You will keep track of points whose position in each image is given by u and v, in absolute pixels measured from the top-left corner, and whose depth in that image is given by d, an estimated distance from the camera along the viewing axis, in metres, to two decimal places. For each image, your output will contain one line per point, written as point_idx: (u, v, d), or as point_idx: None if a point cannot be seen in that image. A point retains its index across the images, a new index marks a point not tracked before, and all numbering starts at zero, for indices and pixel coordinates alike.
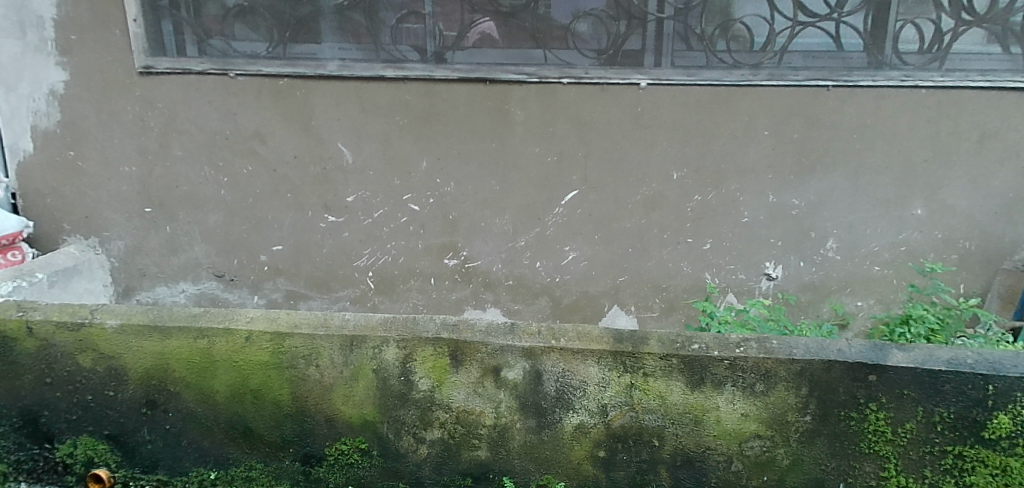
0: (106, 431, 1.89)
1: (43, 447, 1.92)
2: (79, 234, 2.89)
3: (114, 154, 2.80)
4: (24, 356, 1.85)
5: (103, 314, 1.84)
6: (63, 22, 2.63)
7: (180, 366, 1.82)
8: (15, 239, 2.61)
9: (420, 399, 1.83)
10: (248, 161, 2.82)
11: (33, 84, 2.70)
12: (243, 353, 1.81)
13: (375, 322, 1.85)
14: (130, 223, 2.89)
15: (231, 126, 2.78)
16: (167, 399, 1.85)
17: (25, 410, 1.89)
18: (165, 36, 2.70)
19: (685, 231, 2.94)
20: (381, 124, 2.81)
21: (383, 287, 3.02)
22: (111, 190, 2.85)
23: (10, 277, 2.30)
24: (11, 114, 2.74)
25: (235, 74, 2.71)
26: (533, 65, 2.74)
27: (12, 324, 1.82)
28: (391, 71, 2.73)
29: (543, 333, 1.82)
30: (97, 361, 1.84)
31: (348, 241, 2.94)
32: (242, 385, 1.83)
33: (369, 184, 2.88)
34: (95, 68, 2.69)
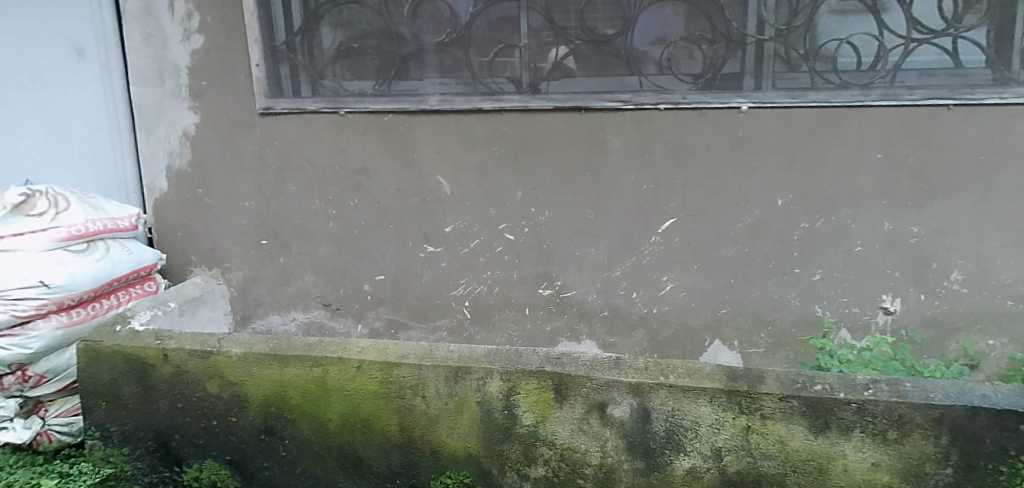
0: (229, 456, 1.98)
1: (173, 470, 2.03)
2: (204, 265, 3.08)
3: (235, 190, 2.98)
4: (160, 382, 1.96)
5: (228, 343, 1.94)
6: (196, 70, 2.85)
7: (296, 394, 1.89)
8: (151, 270, 2.70)
9: (524, 434, 1.80)
10: (354, 194, 2.94)
11: (169, 127, 2.93)
12: (354, 382, 1.85)
13: (479, 354, 1.85)
14: (247, 255, 3.05)
15: (340, 161, 2.91)
16: (283, 426, 1.92)
17: (159, 434, 2.00)
18: (283, 79, 2.87)
19: (792, 261, 2.79)
20: (479, 155, 2.85)
21: (478, 317, 3.03)
22: (232, 224, 3.02)
23: (148, 305, 2.42)
24: (150, 155, 2.97)
25: (345, 111, 2.85)
26: (629, 93, 2.72)
27: (151, 352, 1.95)
28: (489, 103, 2.78)
29: (650, 368, 1.77)
30: (222, 388, 1.93)
31: (447, 271, 2.99)
32: (352, 414, 1.87)
33: (466, 214, 2.92)
34: (221, 110, 2.89)
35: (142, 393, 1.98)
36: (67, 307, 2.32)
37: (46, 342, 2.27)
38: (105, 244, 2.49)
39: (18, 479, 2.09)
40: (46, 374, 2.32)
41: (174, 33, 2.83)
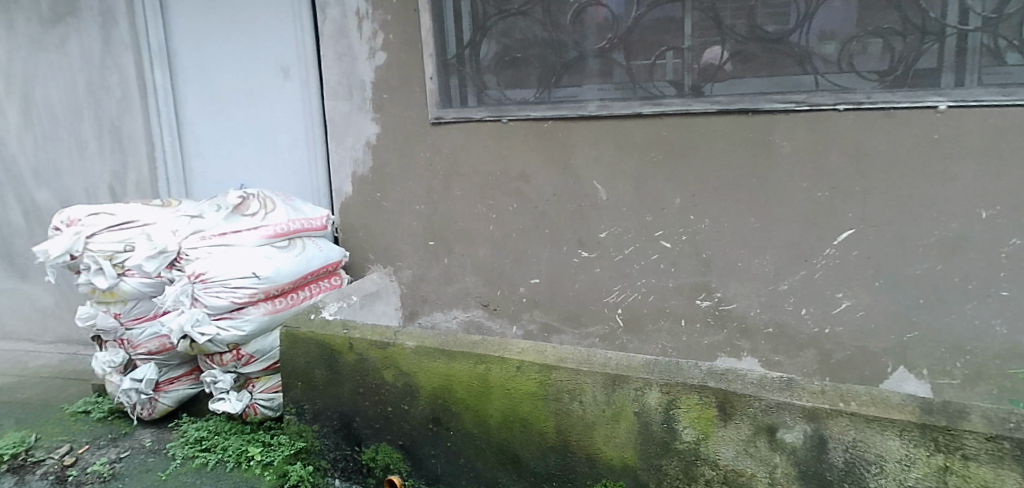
0: (401, 441, 2.13)
1: (353, 449, 2.23)
2: (379, 263, 3.33)
3: (408, 194, 3.20)
4: (345, 367, 2.17)
5: (403, 336, 2.09)
6: (378, 83, 3.11)
7: (460, 389, 1.99)
8: (336, 267, 3.00)
9: (684, 451, 1.74)
10: (513, 199, 3.03)
11: (355, 138, 3.22)
12: (514, 382, 1.91)
13: (638, 363, 1.83)
14: (416, 255, 3.26)
15: (501, 167, 3.02)
16: (449, 418, 2.03)
17: (343, 414, 2.21)
18: (451, 90, 3.04)
19: (998, 281, 2.44)
20: (637, 161, 2.81)
21: (631, 326, 2.99)
22: (404, 225, 3.24)
23: (336, 298, 2.69)
24: (338, 163, 3.28)
25: (508, 119, 2.95)
26: (802, 93, 2.54)
27: (338, 339, 2.15)
28: (649, 107, 2.75)
29: (827, 393, 1.64)
30: (396, 377, 2.08)
31: (601, 277, 2.98)
32: (512, 413, 1.93)
33: (622, 220, 2.89)
34: (397, 119, 3.13)
35: (331, 376, 2.20)
36: (272, 296, 2.61)
37: (255, 326, 2.55)
38: (302, 241, 2.80)
39: (231, 444, 2.51)
40: (254, 353, 2.60)
41: (361, 51, 3.11)
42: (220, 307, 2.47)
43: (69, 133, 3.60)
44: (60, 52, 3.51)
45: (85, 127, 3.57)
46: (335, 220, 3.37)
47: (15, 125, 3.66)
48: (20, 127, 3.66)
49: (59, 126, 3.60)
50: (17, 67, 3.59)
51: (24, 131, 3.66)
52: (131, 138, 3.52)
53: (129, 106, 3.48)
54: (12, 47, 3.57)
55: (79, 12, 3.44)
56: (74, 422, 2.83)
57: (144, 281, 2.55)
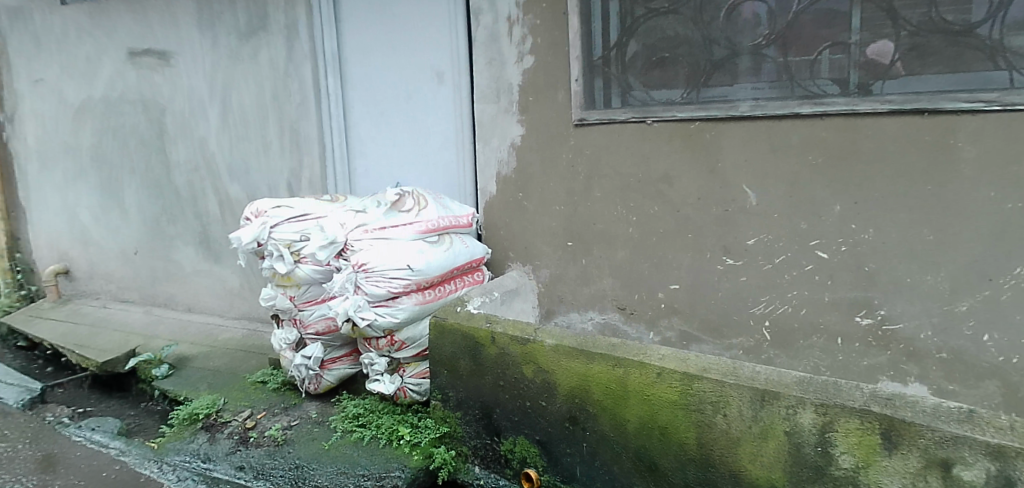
0: (538, 436, 2.18)
1: (493, 439, 2.32)
2: (519, 261, 3.42)
3: (549, 194, 3.25)
4: (488, 359, 2.26)
5: (543, 333, 2.14)
6: (525, 86, 3.20)
7: (598, 391, 2.00)
8: (479, 263, 3.11)
9: (840, 478, 1.62)
10: (656, 202, 2.98)
11: (501, 139, 3.33)
12: (654, 388, 1.89)
13: (789, 380, 1.74)
14: (555, 255, 3.30)
15: (644, 169, 2.97)
16: (586, 418, 2.05)
17: (484, 404, 2.30)
18: (596, 91, 3.04)
19: None
20: (792, 165, 2.65)
21: (779, 339, 2.82)
22: (544, 225, 3.30)
23: (479, 294, 2.80)
24: (484, 163, 3.41)
25: (652, 120, 2.90)
26: (994, 90, 2.26)
27: (482, 332, 2.25)
28: (808, 107, 2.57)
29: (1018, 430, 1.45)
30: (535, 373, 2.14)
31: (747, 286, 2.84)
32: (651, 420, 1.91)
33: (773, 227, 2.74)
34: (542, 121, 3.19)
35: (474, 366, 2.30)
36: (423, 287, 2.78)
37: (407, 314, 2.73)
38: (450, 237, 2.96)
39: (383, 423, 2.74)
40: (406, 340, 2.78)
41: (510, 54, 3.21)
42: (378, 295, 2.67)
43: (256, 134, 4.06)
44: (252, 62, 3.97)
45: (269, 129, 4.01)
46: (479, 218, 3.50)
47: (215, 127, 4.20)
48: (218, 128, 4.19)
49: (249, 128, 4.07)
50: (218, 76, 4.11)
51: (221, 132, 4.18)
52: (306, 139, 3.90)
53: (305, 110, 3.86)
54: (215, 58, 4.10)
55: (268, 26, 3.87)
56: (253, 390, 3.21)
57: (316, 268, 2.83)
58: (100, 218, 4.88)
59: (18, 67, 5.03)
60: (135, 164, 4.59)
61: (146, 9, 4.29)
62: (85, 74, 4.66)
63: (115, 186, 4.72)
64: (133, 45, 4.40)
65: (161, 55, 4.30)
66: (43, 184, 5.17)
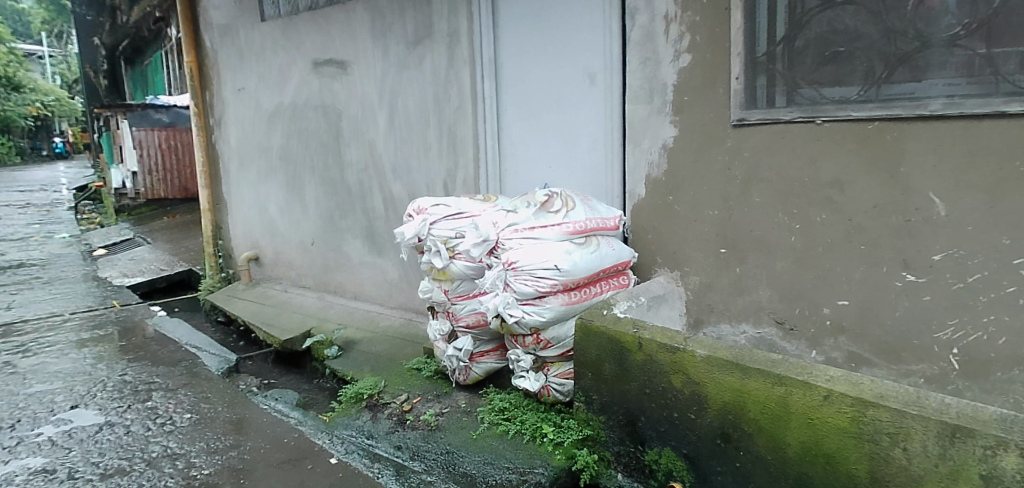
0: (685, 450, 2.18)
1: (637, 448, 2.34)
2: (667, 267, 3.31)
3: (702, 199, 3.12)
4: (634, 366, 2.29)
5: (694, 343, 2.14)
6: (680, 86, 3.11)
7: (755, 408, 1.95)
8: (625, 267, 3.07)
9: None
10: (823, 209, 2.75)
11: (653, 140, 3.26)
12: (820, 412, 1.81)
13: (985, 417, 1.58)
14: (706, 262, 3.16)
15: (811, 174, 2.76)
16: (740, 437, 2.01)
17: (628, 412, 2.33)
18: (758, 90, 2.87)
19: None
20: (994, 171, 2.33)
21: (969, 370, 2.49)
22: (695, 231, 3.18)
23: (625, 298, 2.76)
24: (634, 165, 3.35)
25: (822, 120, 2.69)
26: None
27: (629, 338, 2.28)
28: (1017, 104, 2.24)
29: None
30: (685, 384, 2.13)
31: (931, 306, 2.54)
32: (815, 446, 1.82)
33: (966, 241, 2.43)
34: (697, 122, 3.08)
35: (619, 372, 2.34)
36: (570, 288, 2.80)
37: (554, 314, 2.76)
38: (597, 239, 2.95)
39: (528, 419, 2.81)
40: (552, 340, 2.81)
41: (666, 54, 3.14)
42: (526, 293, 2.72)
43: (418, 137, 4.33)
44: (417, 69, 4.24)
45: (430, 132, 4.25)
46: (626, 221, 3.44)
47: (382, 130, 4.53)
48: (385, 131, 4.52)
49: (412, 130, 4.35)
50: (387, 83, 4.44)
51: (388, 134, 4.51)
52: (462, 142, 4.08)
53: (463, 113, 4.04)
54: (385, 66, 4.43)
55: (433, 35, 4.10)
56: (409, 376, 3.43)
57: (469, 264, 2.99)
58: (285, 212, 5.47)
59: (225, 78, 5.79)
60: (314, 164, 5.09)
61: (328, 23, 4.74)
62: (277, 83, 5.26)
63: (298, 183, 5.27)
64: (317, 56, 4.88)
65: (340, 64, 4.73)
66: (240, 180, 5.90)
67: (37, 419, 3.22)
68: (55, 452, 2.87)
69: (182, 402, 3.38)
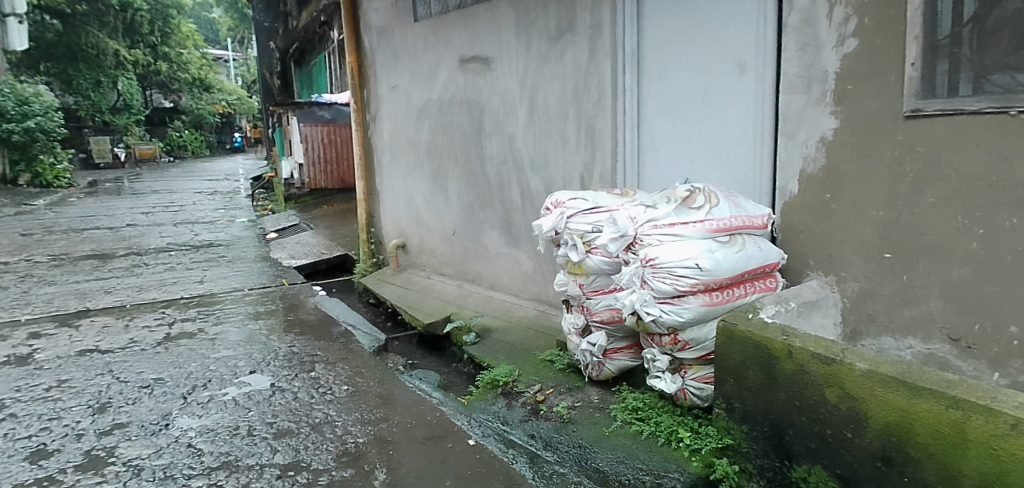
0: (839, 471, 2.11)
1: (784, 463, 2.29)
2: (821, 271, 3.07)
3: (865, 198, 2.85)
4: (783, 375, 2.24)
5: (852, 355, 2.07)
6: (844, 74, 2.86)
7: (924, 432, 1.87)
8: (773, 269, 2.90)
9: None
10: (1015, 212, 2.41)
11: (809, 133, 3.03)
12: (1004, 442, 1.71)
13: None
14: (867, 267, 2.89)
15: (1001, 172, 2.42)
16: (904, 462, 1.93)
17: (775, 424, 2.29)
18: (939, 77, 2.57)
19: None
20: None
21: None
22: (855, 232, 2.91)
23: (773, 303, 2.60)
24: (787, 160, 3.14)
25: (1019, 110, 2.34)
26: None
27: (778, 344, 2.24)
28: None
29: None
30: (841, 398, 2.07)
31: None
32: (997, 479, 1.72)
33: None
34: (862, 114, 2.82)
35: (766, 380, 2.31)
36: (711, 288, 2.69)
37: (693, 314, 2.67)
38: (742, 238, 2.80)
39: (662, 421, 2.78)
40: (690, 341, 2.72)
41: (828, 39, 2.90)
42: (663, 292, 2.66)
43: (557, 131, 4.36)
44: (558, 63, 4.27)
45: (569, 126, 4.27)
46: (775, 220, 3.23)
47: (522, 124, 4.62)
48: (525, 125, 4.60)
49: (551, 125, 4.39)
50: (528, 77, 4.51)
51: (527, 128, 4.59)
52: (601, 135, 4.06)
53: (603, 106, 4.01)
54: (527, 61, 4.50)
55: (575, 28, 4.11)
56: (542, 367, 3.49)
57: (605, 259, 2.97)
58: (429, 202, 5.76)
59: (380, 76, 6.20)
60: (458, 157, 5.31)
61: (475, 20, 4.90)
62: (426, 80, 5.54)
63: (442, 175, 5.53)
64: (463, 53, 5.08)
65: (484, 60, 4.88)
66: (391, 172, 6.31)
67: (224, 380, 3.68)
68: (238, 410, 3.27)
69: (340, 375, 3.70)
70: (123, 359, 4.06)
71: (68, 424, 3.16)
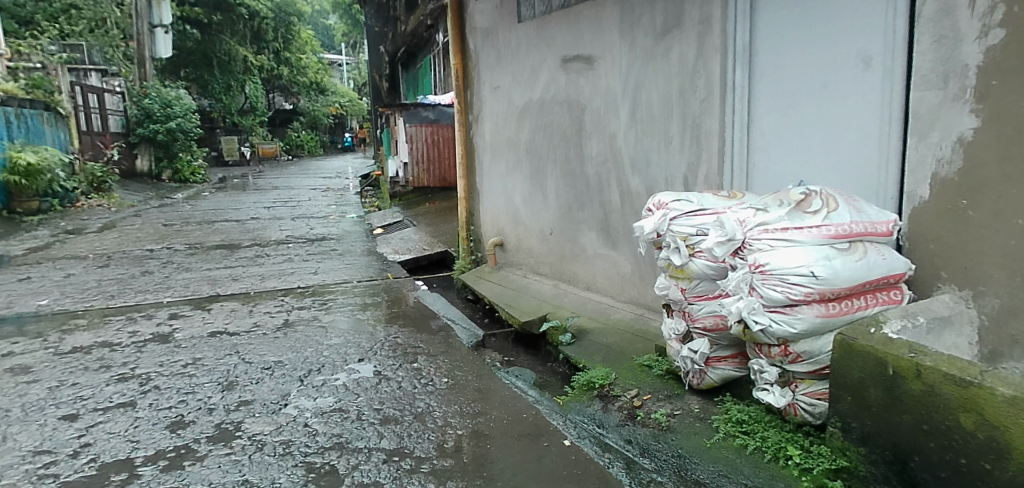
0: None
1: None
2: (954, 284, 2.79)
3: (1010, 205, 2.58)
4: (909, 396, 2.16)
5: (992, 379, 1.99)
6: (987, 68, 2.61)
7: None
8: (899, 280, 2.68)
9: None
10: None
11: (944, 133, 2.78)
12: None
13: None
14: (1011, 282, 2.61)
15: None
16: None
17: (898, 448, 2.22)
18: None
19: None
20: None
21: None
22: (997, 243, 2.63)
23: (898, 317, 2.42)
24: (917, 162, 2.89)
25: None
26: None
27: (905, 363, 2.16)
28: None
29: None
30: (976, 424, 2.00)
31: None
32: None
33: None
34: (1009, 112, 2.56)
35: (889, 399, 2.22)
36: (827, 298, 2.53)
37: (807, 325, 2.52)
38: (864, 246, 2.61)
39: (769, 436, 2.65)
40: (802, 354, 2.57)
41: (970, 30, 2.66)
42: (774, 300, 2.53)
43: (660, 130, 4.26)
44: (663, 61, 4.17)
45: (673, 125, 4.16)
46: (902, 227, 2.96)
47: (624, 124, 4.55)
48: (627, 124, 4.53)
49: (655, 124, 4.29)
50: (632, 75, 4.44)
51: (630, 128, 4.51)
52: (707, 135, 3.92)
53: (710, 105, 3.88)
54: (631, 59, 4.43)
55: (683, 24, 4.00)
56: (640, 372, 3.42)
57: (710, 263, 2.86)
58: (528, 202, 5.81)
59: (484, 77, 6.32)
60: (557, 156, 5.31)
61: (579, 19, 4.89)
62: (529, 80, 5.59)
63: (541, 174, 5.55)
64: (566, 53, 5.07)
65: (587, 59, 4.86)
66: (492, 171, 6.41)
67: (335, 366, 3.89)
68: (348, 395, 3.45)
69: (440, 368, 3.81)
70: (247, 341, 4.40)
71: (201, 398, 3.46)
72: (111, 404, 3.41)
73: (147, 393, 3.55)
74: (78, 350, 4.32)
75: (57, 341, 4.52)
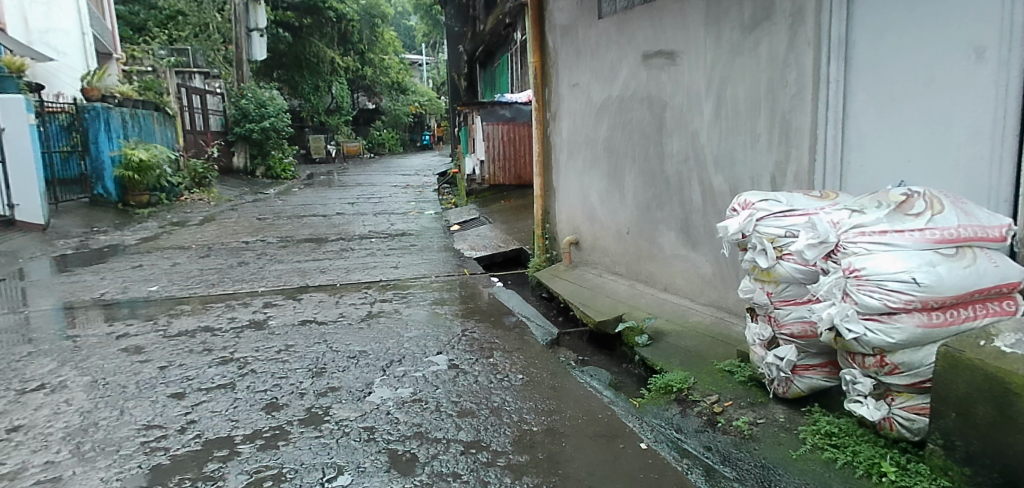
0: None
1: None
2: None
3: None
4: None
5: None
6: None
7: None
8: (1013, 289, 2.48)
9: None
10: None
11: None
12: None
13: None
14: None
15: None
16: None
17: (1009, 470, 2.08)
18: None
19: None
20: None
21: None
22: None
23: (1013, 330, 2.22)
24: None
25: None
26: None
27: (1018, 379, 2.04)
28: None
29: None
30: None
31: None
32: None
33: None
34: None
35: (999, 417, 2.09)
36: (930, 307, 2.37)
37: (906, 336, 2.37)
38: (973, 252, 2.43)
39: (862, 451, 2.53)
40: (900, 365, 2.42)
41: None
42: (871, 307, 2.40)
43: (746, 128, 4.11)
44: (751, 55, 4.03)
45: (761, 121, 4.01)
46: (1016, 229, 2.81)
47: (708, 121, 4.43)
48: (711, 121, 4.40)
49: (740, 121, 4.15)
50: (717, 71, 4.31)
51: (713, 125, 4.38)
52: (798, 132, 3.75)
53: (801, 100, 3.71)
54: (717, 53, 4.30)
55: (773, 16, 3.85)
56: (721, 378, 3.32)
57: (799, 266, 2.75)
58: (605, 200, 5.75)
59: (562, 74, 6.31)
60: (637, 154, 5.23)
61: (662, 14, 4.79)
62: (609, 77, 5.53)
63: (619, 173, 5.49)
64: (648, 48, 4.99)
65: (669, 55, 4.75)
66: (569, 169, 6.39)
67: (415, 358, 4.00)
68: (427, 387, 3.54)
69: (516, 364, 3.85)
70: (334, 331, 4.60)
71: (293, 383, 3.65)
72: (213, 385, 3.65)
73: (244, 376, 3.77)
74: (183, 333, 4.65)
75: (165, 325, 4.88)
